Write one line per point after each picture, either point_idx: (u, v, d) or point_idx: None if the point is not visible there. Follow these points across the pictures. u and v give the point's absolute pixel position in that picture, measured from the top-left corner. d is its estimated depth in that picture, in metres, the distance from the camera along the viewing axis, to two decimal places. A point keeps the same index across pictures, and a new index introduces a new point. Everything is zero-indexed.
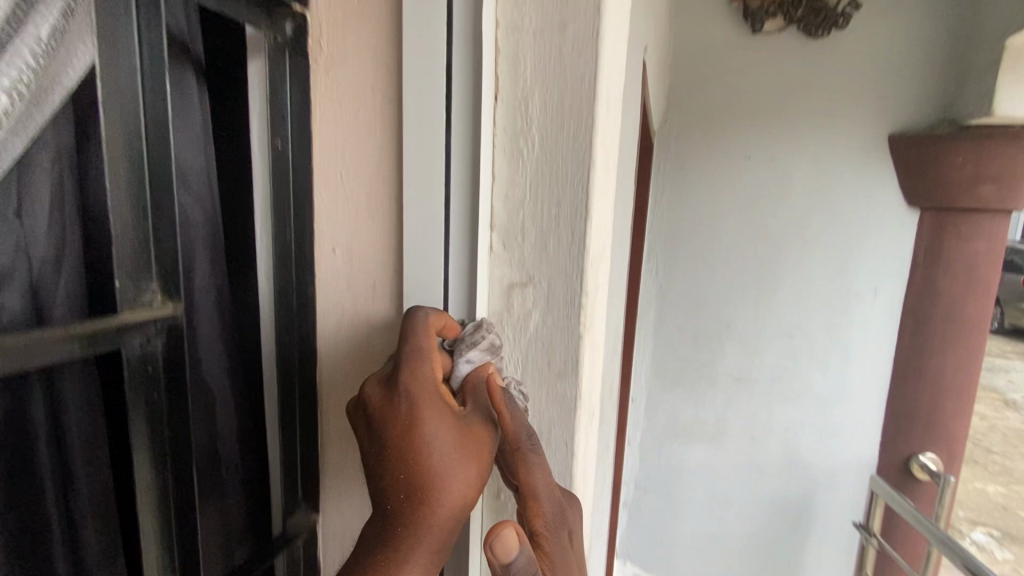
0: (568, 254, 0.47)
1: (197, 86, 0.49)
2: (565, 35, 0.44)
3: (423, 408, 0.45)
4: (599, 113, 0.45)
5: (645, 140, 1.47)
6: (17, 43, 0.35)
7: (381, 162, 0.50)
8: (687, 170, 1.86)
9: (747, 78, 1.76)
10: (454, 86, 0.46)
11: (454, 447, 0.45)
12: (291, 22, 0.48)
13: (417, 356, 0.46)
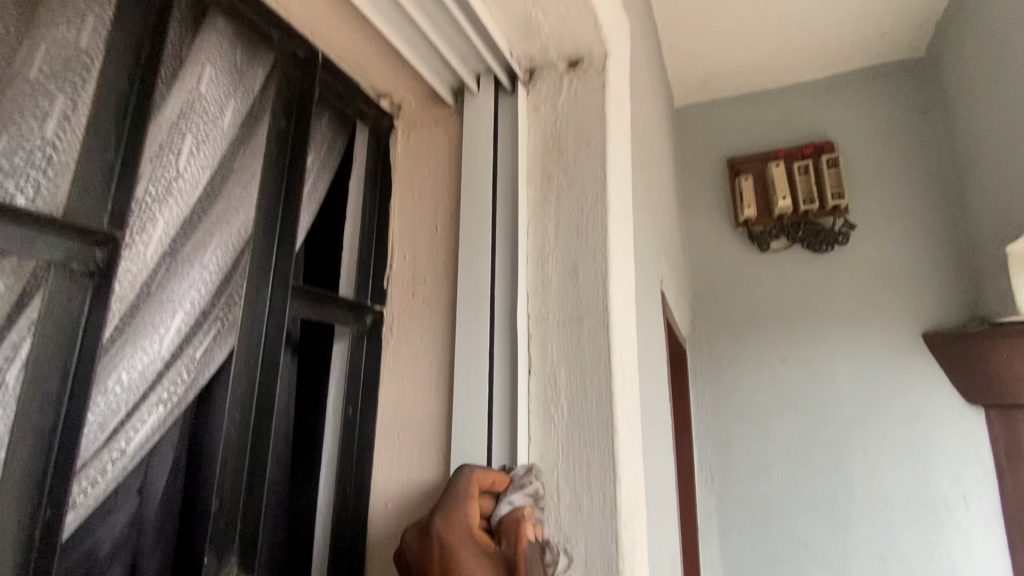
0: (601, 456, 0.51)
1: (288, 359, 0.56)
2: (580, 273, 0.55)
3: (455, 551, 0.43)
4: (615, 331, 0.54)
5: (677, 349, 1.52)
6: (176, 363, 0.48)
7: (434, 374, 0.60)
8: (733, 370, 1.63)
9: (776, 278, 1.64)
10: (495, 315, 0.57)
11: None
12: (371, 316, 0.63)
13: (459, 508, 0.45)
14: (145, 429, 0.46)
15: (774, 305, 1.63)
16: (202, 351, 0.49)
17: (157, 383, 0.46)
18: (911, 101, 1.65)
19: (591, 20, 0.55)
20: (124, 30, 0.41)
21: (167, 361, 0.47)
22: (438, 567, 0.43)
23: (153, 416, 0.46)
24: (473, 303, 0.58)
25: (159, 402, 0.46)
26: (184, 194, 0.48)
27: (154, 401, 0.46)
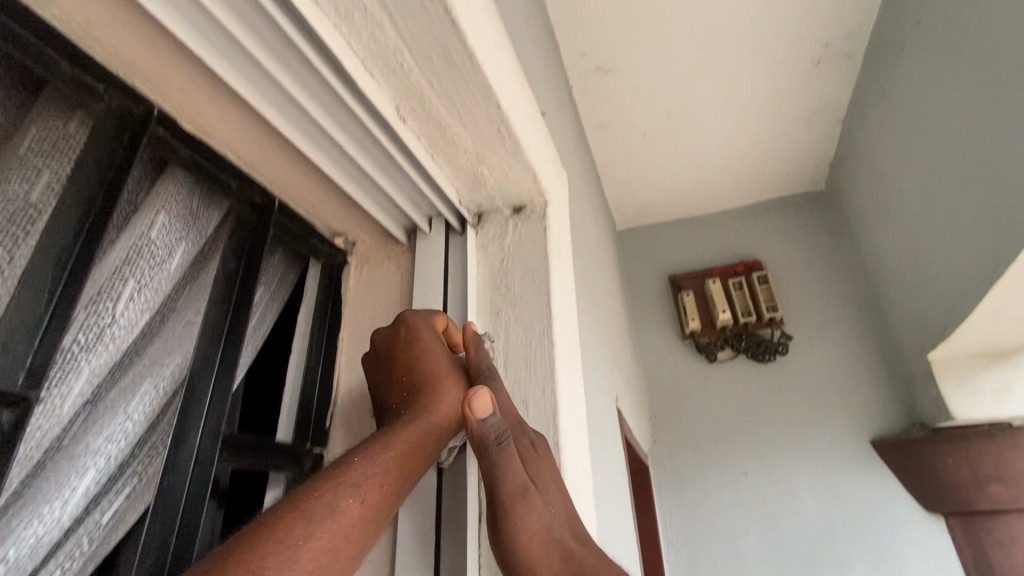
0: None
1: (211, 514, 0.49)
2: (529, 410, 0.55)
3: (422, 335, 0.53)
4: (567, 472, 0.52)
5: (638, 469, 1.47)
6: (77, 532, 0.43)
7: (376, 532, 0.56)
8: (698, 490, 1.58)
9: (729, 391, 1.67)
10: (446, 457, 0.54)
11: (449, 374, 0.50)
12: (311, 459, 0.61)
13: (432, 324, 0.54)
14: None
15: (729, 417, 1.64)
16: (109, 516, 0.45)
17: (50, 559, 0.42)
18: (821, 226, 1.85)
19: (531, 178, 0.62)
20: (77, 185, 0.42)
21: (66, 531, 0.42)
22: (411, 354, 0.51)
23: None
24: None
25: None
26: (115, 343, 0.47)
27: None
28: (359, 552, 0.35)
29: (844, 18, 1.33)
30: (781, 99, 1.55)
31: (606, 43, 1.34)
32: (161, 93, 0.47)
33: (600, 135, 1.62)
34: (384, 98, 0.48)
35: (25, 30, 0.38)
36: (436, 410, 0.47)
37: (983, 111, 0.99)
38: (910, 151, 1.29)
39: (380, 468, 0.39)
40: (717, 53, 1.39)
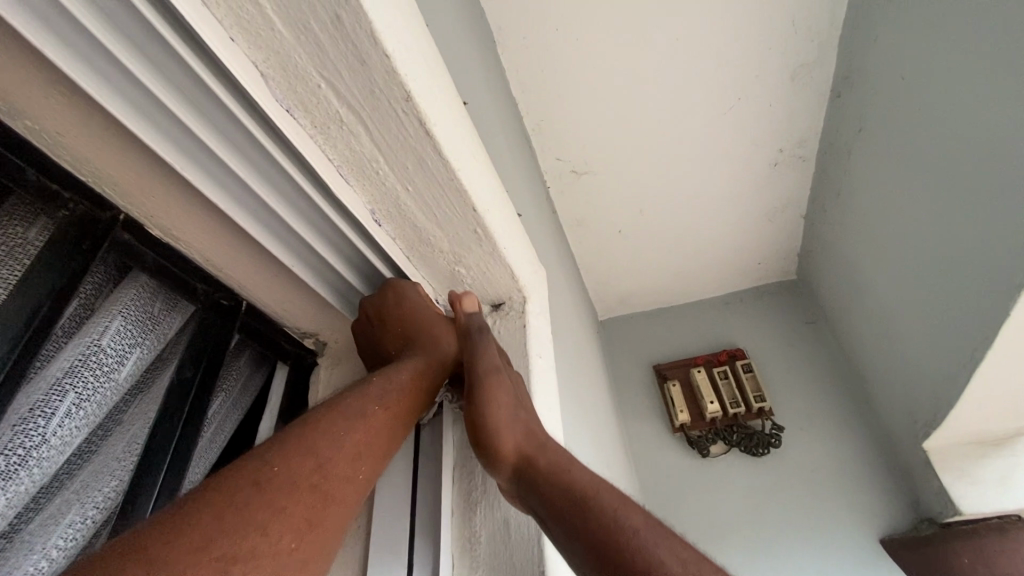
0: None
1: None
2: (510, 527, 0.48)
3: (406, 288, 0.56)
4: None
5: None
6: None
7: None
8: None
9: (726, 488, 1.57)
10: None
11: (434, 315, 0.55)
12: None
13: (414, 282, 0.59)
14: None
15: (729, 519, 1.52)
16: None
17: None
18: (798, 314, 1.88)
19: (509, 277, 0.61)
20: (22, 298, 0.39)
21: None
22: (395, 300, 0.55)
23: None
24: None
25: None
26: (40, 468, 0.41)
27: None
28: (380, 449, 0.42)
29: (794, 126, 1.46)
30: (745, 196, 1.64)
31: (579, 148, 1.43)
32: (130, 199, 0.46)
33: (577, 230, 1.68)
34: (357, 200, 0.48)
35: (0, 144, 0.39)
36: (425, 345, 0.52)
37: (936, 199, 1.05)
38: (872, 241, 1.35)
39: (395, 387, 0.46)
40: (681, 156, 1.49)
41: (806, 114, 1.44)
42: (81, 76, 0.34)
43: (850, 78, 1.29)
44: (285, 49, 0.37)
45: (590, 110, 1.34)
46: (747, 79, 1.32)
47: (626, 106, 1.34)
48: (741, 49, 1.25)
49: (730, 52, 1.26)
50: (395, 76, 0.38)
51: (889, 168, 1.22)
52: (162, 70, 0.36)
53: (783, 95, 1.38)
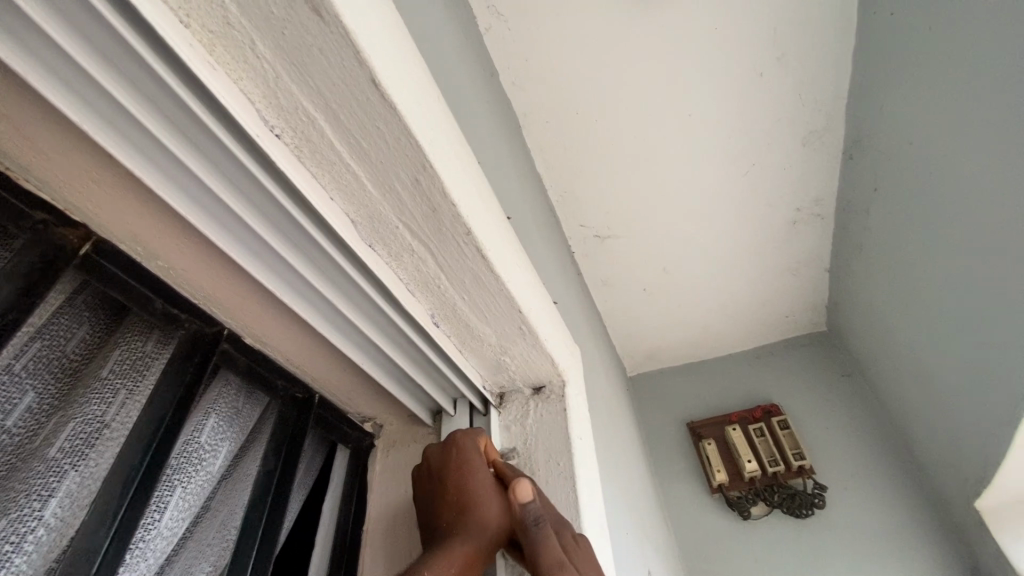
0: None
1: None
2: None
3: (467, 457, 0.58)
4: None
5: None
6: None
7: None
8: None
9: (771, 553, 1.52)
10: None
11: (492, 488, 0.55)
12: None
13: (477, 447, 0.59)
14: None
15: None
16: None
17: None
18: (831, 367, 1.87)
19: (549, 364, 0.67)
20: (151, 405, 0.47)
21: None
22: (457, 470, 0.57)
23: None
24: None
25: None
26: (156, 552, 0.46)
27: None
28: None
29: (809, 188, 1.52)
30: (767, 254, 1.69)
31: (602, 214, 1.52)
32: (232, 316, 0.54)
33: (603, 291, 1.73)
34: (420, 308, 0.56)
35: (135, 280, 0.47)
36: (486, 523, 0.51)
37: (970, 255, 1.08)
38: (900, 297, 1.37)
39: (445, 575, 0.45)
40: (703, 218, 1.56)
41: (820, 177, 1.50)
42: (204, 222, 0.43)
43: (860, 144, 1.36)
44: (371, 202, 0.45)
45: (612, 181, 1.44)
46: (761, 147, 1.40)
47: (646, 176, 1.44)
48: (753, 122, 1.35)
49: (743, 126, 1.35)
50: (459, 218, 0.47)
51: (910, 227, 1.25)
52: (273, 223, 0.45)
53: (797, 160, 1.45)
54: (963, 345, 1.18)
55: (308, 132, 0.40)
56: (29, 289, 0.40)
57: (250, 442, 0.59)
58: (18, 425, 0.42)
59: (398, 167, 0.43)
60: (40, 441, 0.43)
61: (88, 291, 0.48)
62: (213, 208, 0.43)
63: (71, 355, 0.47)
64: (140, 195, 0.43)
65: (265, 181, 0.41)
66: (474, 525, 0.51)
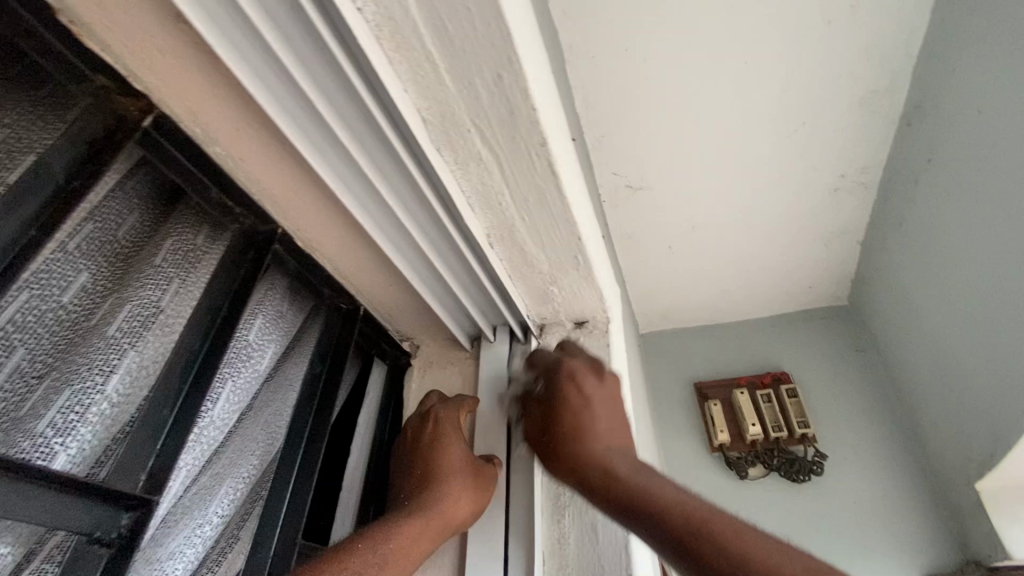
0: None
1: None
2: (597, 530, 0.55)
3: (444, 432, 0.57)
4: None
5: None
6: None
7: None
8: None
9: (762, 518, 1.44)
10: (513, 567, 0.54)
11: (465, 471, 0.55)
12: None
13: (453, 415, 0.60)
14: None
15: None
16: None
17: None
18: (844, 341, 1.69)
19: (597, 298, 0.65)
20: (208, 294, 0.47)
21: None
22: (432, 441, 0.57)
23: None
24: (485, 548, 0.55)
25: None
26: (211, 441, 0.47)
27: None
28: None
29: (856, 152, 1.30)
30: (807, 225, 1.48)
31: (622, 157, 1.28)
32: (286, 214, 0.53)
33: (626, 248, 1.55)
34: (478, 226, 0.54)
35: (195, 166, 0.46)
36: (442, 503, 0.51)
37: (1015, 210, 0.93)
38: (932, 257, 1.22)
39: (395, 544, 0.46)
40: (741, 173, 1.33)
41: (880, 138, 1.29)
42: (271, 109, 0.41)
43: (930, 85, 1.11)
44: (447, 101, 0.42)
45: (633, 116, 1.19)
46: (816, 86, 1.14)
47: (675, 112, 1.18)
48: (808, 55, 1.08)
49: (797, 62, 1.10)
50: (536, 126, 0.44)
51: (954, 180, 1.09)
52: (340, 112, 0.42)
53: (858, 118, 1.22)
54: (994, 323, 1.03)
55: (392, 7, 0.37)
56: (91, 155, 0.38)
57: (294, 347, 0.59)
58: (74, 302, 0.41)
59: (481, 58, 0.39)
60: (98, 318, 0.42)
61: (141, 174, 0.46)
62: (282, 90, 0.40)
63: (123, 241, 0.45)
64: (210, 71, 0.41)
65: (341, 62, 0.38)
66: (443, 506, 0.51)
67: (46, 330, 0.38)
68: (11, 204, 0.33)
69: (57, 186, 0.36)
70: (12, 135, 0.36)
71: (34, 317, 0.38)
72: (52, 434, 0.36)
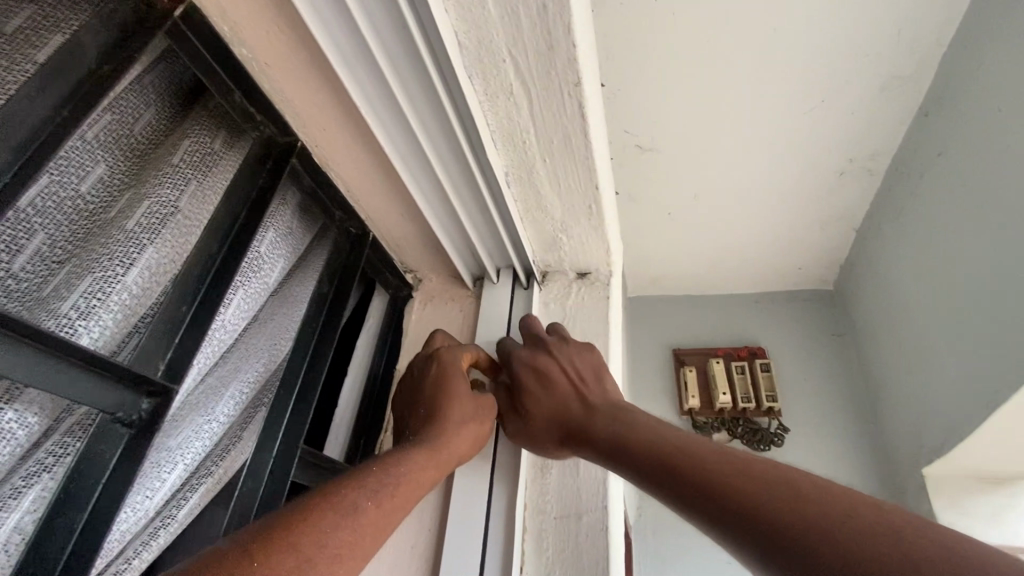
0: None
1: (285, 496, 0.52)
2: (580, 462, 0.59)
3: (452, 374, 0.57)
4: (612, 508, 0.56)
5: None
6: (172, 501, 0.45)
7: (428, 545, 0.58)
8: None
9: None
10: (497, 483, 0.58)
11: (471, 412, 0.55)
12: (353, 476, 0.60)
13: (460, 355, 0.59)
14: (127, 559, 0.42)
15: None
16: (184, 514, 0.46)
17: (152, 521, 0.44)
18: (822, 324, 1.55)
19: (603, 252, 0.66)
20: (229, 201, 0.48)
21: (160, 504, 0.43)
22: (440, 382, 0.56)
23: (136, 544, 0.42)
24: (475, 462, 0.59)
25: (140, 538, 0.43)
26: (220, 345, 0.47)
27: (139, 538, 0.43)
28: (389, 522, 0.41)
29: (873, 131, 1.16)
30: (818, 191, 1.29)
31: (629, 105, 1.10)
32: (305, 128, 0.53)
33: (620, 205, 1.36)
34: (498, 162, 0.54)
35: (218, 65, 0.45)
36: (445, 438, 0.51)
37: None
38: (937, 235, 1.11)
39: (406, 471, 0.45)
40: (753, 123, 1.13)
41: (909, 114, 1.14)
42: (306, 10, 0.40)
43: (976, 52, 0.96)
44: (487, 25, 0.43)
45: (645, 47, 0.99)
46: (854, 35, 0.96)
47: (692, 52, 1.00)
48: None
49: (838, 8, 0.92)
50: (574, 65, 0.45)
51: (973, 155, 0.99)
52: (375, 22, 0.41)
53: (893, 84, 1.07)
54: (990, 313, 0.94)
55: None
56: (121, 41, 0.38)
57: (302, 265, 0.60)
58: (92, 193, 0.40)
59: None
60: (115, 212, 0.41)
61: (158, 69, 0.44)
62: None
63: (139, 138, 0.44)
64: None
65: None
66: (448, 443, 0.51)
67: (66, 218, 0.38)
68: (47, 83, 0.34)
69: (89, 70, 0.37)
70: (39, 14, 0.36)
71: (53, 203, 0.37)
72: (75, 315, 0.37)
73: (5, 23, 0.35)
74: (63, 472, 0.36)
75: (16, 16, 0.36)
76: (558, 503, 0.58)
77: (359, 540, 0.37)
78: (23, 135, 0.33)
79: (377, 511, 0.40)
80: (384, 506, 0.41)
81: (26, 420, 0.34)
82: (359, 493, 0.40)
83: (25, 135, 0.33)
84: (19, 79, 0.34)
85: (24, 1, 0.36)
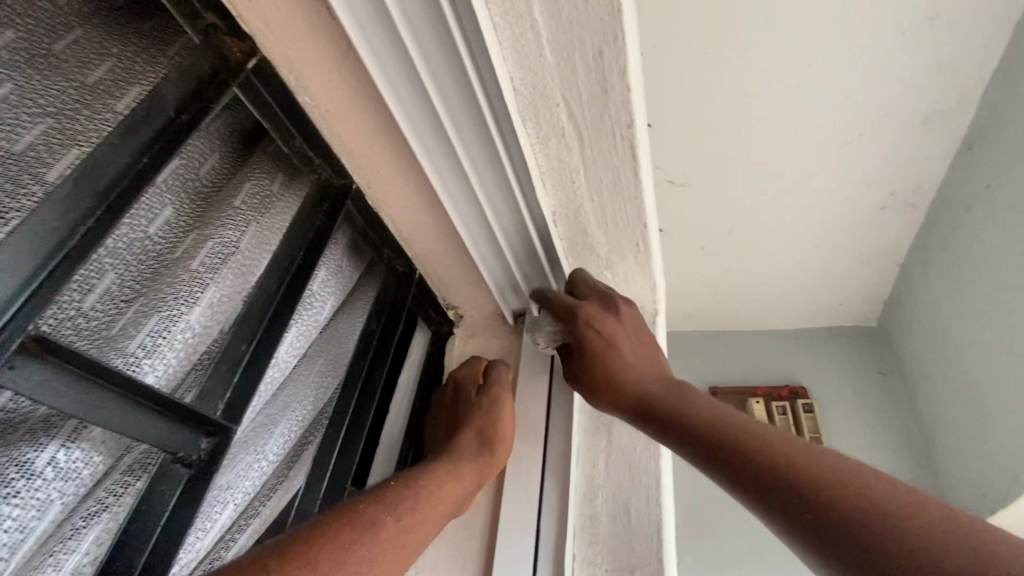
0: None
1: None
2: (630, 511, 0.57)
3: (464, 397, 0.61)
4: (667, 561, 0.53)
5: None
6: (222, 541, 0.45)
7: None
8: None
9: None
10: (543, 532, 0.56)
11: (487, 424, 0.56)
12: None
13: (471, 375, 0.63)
14: None
15: None
16: (232, 554, 0.46)
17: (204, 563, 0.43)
18: (868, 362, 1.48)
19: (649, 289, 0.65)
20: (288, 242, 0.49)
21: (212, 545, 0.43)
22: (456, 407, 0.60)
23: None
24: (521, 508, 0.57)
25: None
26: (273, 383, 0.48)
27: None
28: (410, 543, 0.40)
29: (916, 164, 1.13)
30: (859, 225, 1.25)
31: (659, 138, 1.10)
32: (360, 166, 0.55)
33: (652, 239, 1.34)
34: (546, 202, 0.54)
35: (282, 111, 0.48)
36: (456, 450, 0.52)
37: None
38: (991, 268, 1.05)
39: (418, 487, 0.45)
40: (789, 156, 1.11)
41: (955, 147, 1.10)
42: (373, 64, 0.42)
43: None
44: (542, 73, 0.44)
45: (677, 84, 1.00)
46: (890, 66, 0.95)
47: (721, 85, 1.00)
48: (880, 30, 0.90)
49: (872, 45, 0.92)
50: (626, 107, 0.45)
51: None
52: (436, 74, 0.43)
53: (935, 117, 1.04)
54: None
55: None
56: (197, 91, 0.41)
57: (351, 302, 0.60)
58: (160, 234, 0.41)
59: (588, 33, 0.41)
60: (181, 253, 0.42)
61: (229, 113, 0.45)
62: (380, 48, 0.41)
63: (205, 181, 0.45)
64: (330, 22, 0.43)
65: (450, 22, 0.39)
66: (460, 453, 0.52)
67: (135, 259, 0.39)
68: (129, 133, 0.36)
69: (168, 120, 0.39)
70: (118, 66, 0.38)
71: (123, 245, 0.38)
72: (142, 354, 0.37)
73: (86, 73, 0.36)
74: (123, 513, 0.36)
75: (98, 67, 0.37)
76: (609, 555, 0.55)
77: (382, 555, 0.37)
78: (104, 184, 0.35)
79: (399, 525, 0.40)
80: (406, 520, 0.41)
81: (91, 459, 0.35)
82: (382, 509, 0.40)
83: (111, 178, 0.35)
84: (99, 131, 0.36)
85: (105, 53, 0.38)
